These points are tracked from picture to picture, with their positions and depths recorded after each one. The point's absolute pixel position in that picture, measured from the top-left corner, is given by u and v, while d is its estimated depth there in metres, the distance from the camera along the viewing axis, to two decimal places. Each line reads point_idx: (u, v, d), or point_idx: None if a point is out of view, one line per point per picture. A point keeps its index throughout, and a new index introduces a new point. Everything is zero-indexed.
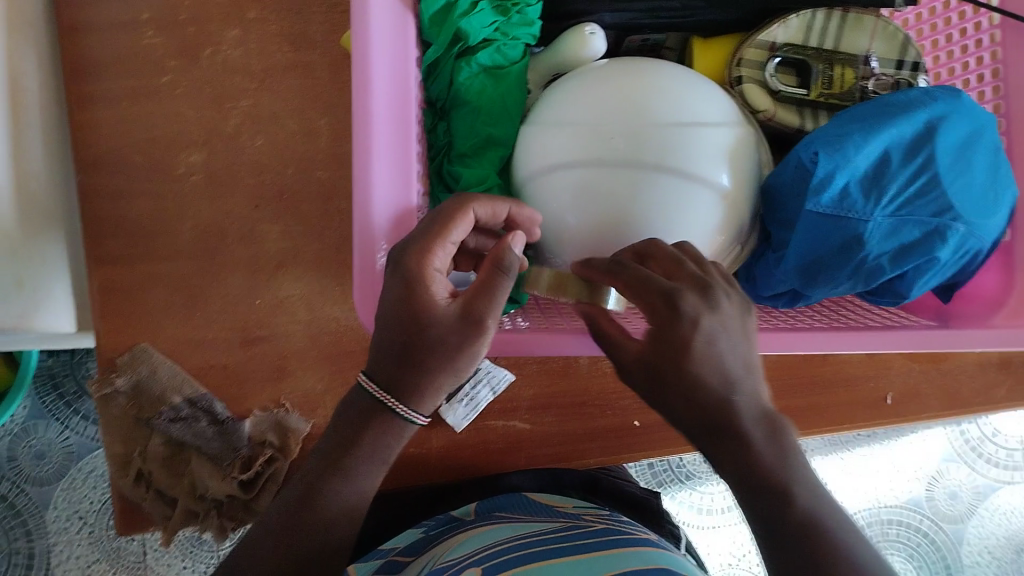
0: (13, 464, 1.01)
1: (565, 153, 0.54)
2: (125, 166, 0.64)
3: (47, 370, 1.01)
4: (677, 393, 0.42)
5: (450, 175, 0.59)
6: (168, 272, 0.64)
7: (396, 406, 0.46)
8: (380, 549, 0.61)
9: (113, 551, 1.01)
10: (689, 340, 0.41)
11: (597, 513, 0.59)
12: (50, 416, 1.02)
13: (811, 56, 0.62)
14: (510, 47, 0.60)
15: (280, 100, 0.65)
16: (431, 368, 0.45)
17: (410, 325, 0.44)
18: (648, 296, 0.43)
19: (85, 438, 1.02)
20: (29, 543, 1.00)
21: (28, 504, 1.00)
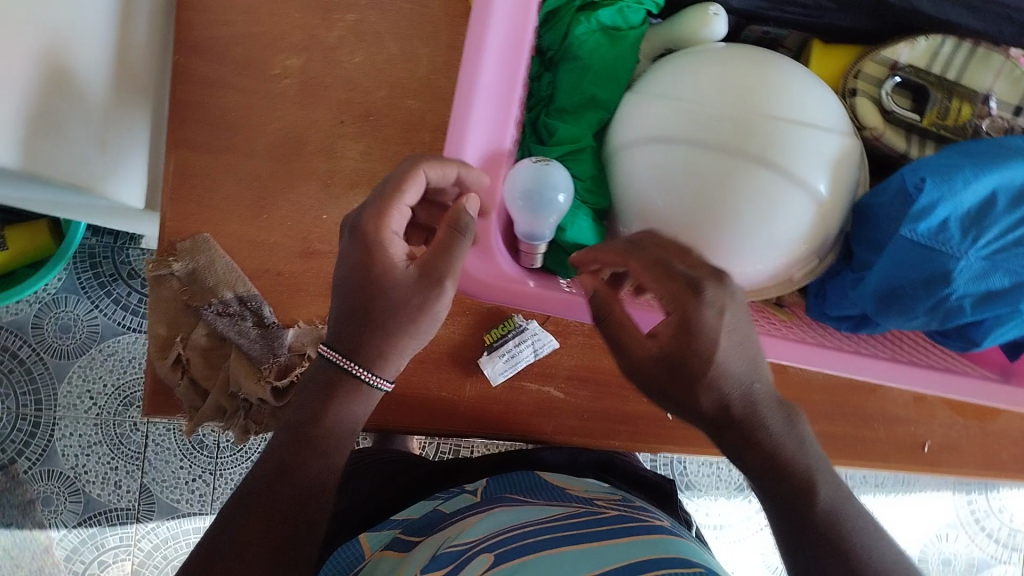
0: (37, 332, 1.02)
1: (667, 128, 0.53)
2: (222, 55, 0.63)
3: (88, 249, 1.02)
4: (703, 388, 0.42)
5: (544, 128, 0.58)
6: (242, 169, 0.63)
7: (356, 371, 0.43)
8: (395, 520, 0.60)
9: (115, 437, 1.02)
10: (716, 330, 0.41)
11: (610, 498, 0.57)
12: (82, 293, 1.02)
13: (931, 83, 0.60)
14: (633, 12, 0.58)
15: (386, 22, 0.64)
16: (393, 330, 0.42)
17: (368, 291, 0.42)
18: (673, 285, 0.42)
19: (112, 322, 1.03)
20: (36, 411, 1.01)
21: (43, 372, 1.02)
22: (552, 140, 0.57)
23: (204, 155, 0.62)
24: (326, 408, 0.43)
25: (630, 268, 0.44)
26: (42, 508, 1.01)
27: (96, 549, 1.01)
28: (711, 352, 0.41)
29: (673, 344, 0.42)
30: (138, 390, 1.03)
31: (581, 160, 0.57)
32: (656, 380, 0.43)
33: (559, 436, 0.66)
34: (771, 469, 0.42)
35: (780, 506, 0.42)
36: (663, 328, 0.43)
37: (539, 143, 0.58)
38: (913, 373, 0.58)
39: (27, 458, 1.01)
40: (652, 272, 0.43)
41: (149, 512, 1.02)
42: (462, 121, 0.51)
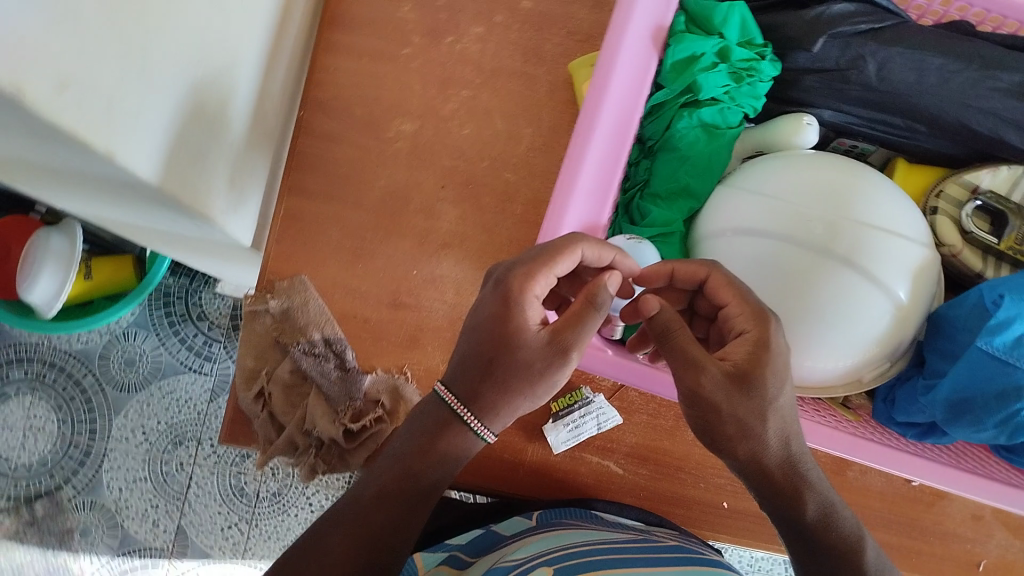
0: (104, 363, 1.05)
1: (758, 222, 0.56)
2: (344, 115, 0.69)
3: (165, 288, 1.06)
4: (772, 416, 0.44)
5: (637, 210, 0.62)
6: (346, 218, 0.67)
7: (472, 423, 0.44)
8: (445, 543, 0.60)
9: (160, 475, 1.05)
10: (784, 352, 0.45)
11: (667, 532, 0.59)
12: (152, 330, 1.06)
13: (1011, 209, 0.62)
14: (732, 113, 0.62)
15: (497, 101, 0.70)
16: (512, 389, 0.44)
17: (498, 344, 0.44)
18: (751, 304, 0.46)
19: (175, 360, 1.06)
20: (89, 440, 1.04)
21: (103, 404, 1.05)
22: (644, 222, 0.61)
23: (314, 203, 0.67)
24: (434, 440, 0.44)
25: (710, 279, 0.49)
26: (79, 538, 1.02)
27: None
28: (783, 374, 0.44)
29: (746, 358, 0.44)
30: (190, 432, 1.05)
31: (670, 243, 0.60)
32: (722, 394, 0.43)
33: None
34: (822, 519, 0.46)
35: (818, 554, 0.46)
36: (731, 351, 0.45)
37: (630, 223, 0.62)
38: (950, 476, 0.58)
39: (72, 487, 1.03)
40: (731, 290, 0.48)
41: (182, 554, 1.03)
42: (565, 199, 0.54)
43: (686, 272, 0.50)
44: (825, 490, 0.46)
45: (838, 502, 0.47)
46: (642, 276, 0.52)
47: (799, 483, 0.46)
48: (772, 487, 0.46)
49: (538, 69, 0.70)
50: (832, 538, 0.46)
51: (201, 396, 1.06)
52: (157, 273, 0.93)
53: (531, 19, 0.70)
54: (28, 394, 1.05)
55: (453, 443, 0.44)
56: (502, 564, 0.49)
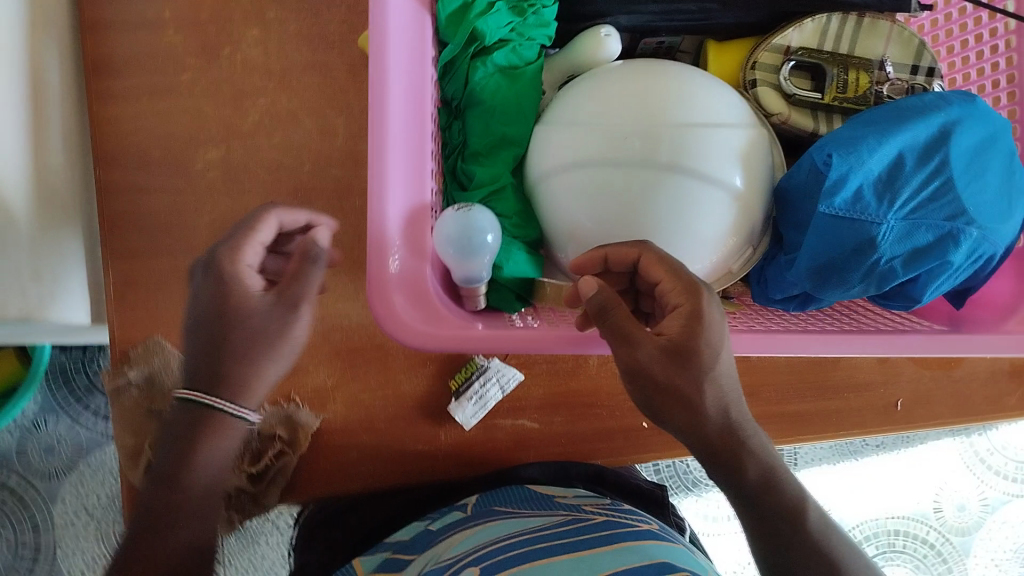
0: (23, 457, 1.02)
1: (579, 152, 0.55)
2: (144, 162, 0.64)
3: (60, 365, 1.03)
4: (709, 387, 0.46)
5: (464, 174, 0.59)
6: (183, 266, 0.64)
7: (223, 407, 0.45)
8: (385, 542, 0.61)
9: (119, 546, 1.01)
10: (720, 321, 0.46)
11: (597, 502, 0.61)
12: (60, 411, 1.02)
13: (825, 59, 0.61)
14: (526, 48, 0.60)
15: (297, 99, 0.66)
16: (254, 357, 0.45)
17: (224, 323, 0.45)
18: (685, 278, 0.47)
19: (94, 433, 1.02)
20: (35, 536, 1.00)
21: (36, 497, 1.01)
22: (472, 185, 0.59)
23: (144, 259, 0.64)
24: (189, 455, 0.44)
25: (642, 257, 0.48)
26: None
27: None
28: (718, 343, 0.46)
29: (680, 332, 0.46)
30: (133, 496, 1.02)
31: (504, 198, 0.58)
32: (659, 368, 0.45)
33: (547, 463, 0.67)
34: (763, 484, 0.48)
35: (764, 516, 0.48)
36: (667, 325, 0.46)
37: (461, 189, 0.59)
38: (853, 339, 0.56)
39: None
40: (664, 265, 0.47)
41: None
42: (379, 188, 0.51)
43: (620, 255, 0.49)
44: (763, 454, 0.48)
45: (783, 466, 0.49)
46: (578, 263, 0.51)
47: (739, 449, 0.48)
48: (711, 452, 0.48)
49: (330, 54, 0.67)
50: (775, 501, 0.48)
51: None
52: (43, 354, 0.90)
53: (304, 3, 0.66)
54: None
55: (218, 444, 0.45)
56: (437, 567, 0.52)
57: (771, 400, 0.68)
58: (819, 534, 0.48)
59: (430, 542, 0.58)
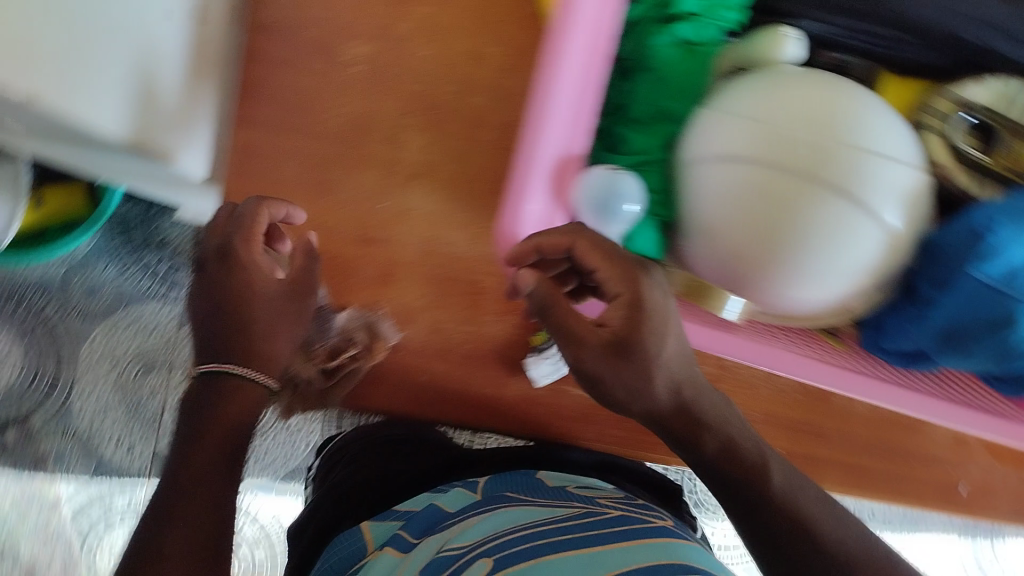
0: (65, 291, 1.05)
1: (741, 147, 0.53)
2: (294, 39, 0.63)
3: (120, 214, 1.04)
4: (657, 374, 0.51)
5: (615, 137, 0.58)
6: (306, 151, 0.64)
7: (240, 371, 0.55)
8: (397, 509, 0.69)
9: (131, 402, 1.07)
10: (660, 305, 0.51)
11: (611, 497, 0.65)
12: (110, 256, 1.04)
13: (1001, 123, 0.58)
14: (712, 27, 0.58)
15: (460, 17, 0.64)
16: (270, 335, 0.57)
17: (238, 301, 0.56)
18: (618, 265, 0.51)
19: (136, 289, 1.05)
20: (56, 368, 1.05)
21: (65, 332, 1.05)
22: (624, 149, 0.58)
23: (272, 134, 0.64)
24: (218, 407, 0.54)
25: (577, 245, 0.50)
26: (53, 462, 1.06)
27: (104, 507, 1.08)
28: (660, 329, 0.50)
29: (623, 324, 0.50)
30: (156, 358, 1.06)
31: (651, 172, 0.57)
32: (604, 362, 0.50)
33: (600, 440, 0.69)
34: (722, 455, 0.52)
35: (728, 490, 0.51)
36: (613, 317, 0.51)
37: (609, 151, 0.58)
38: (880, 389, 0.60)
39: (42, 412, 1.05)
40: (599, 254, 0.50)
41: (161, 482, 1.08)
42: (536, 134, 0.50)
43: (552, 244, 0.50)
44: (720, 428, 0.52)
45: (749, 438, 0.54)
46: (518, 257, 0.52)
47: (695, 424, 0.53)
48: (670, 431, 0.53)
49: None
50: (748, 471, 0.51)
51: (169, 325, 1.06)
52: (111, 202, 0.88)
53: None
54: None
55: (238, 401, 0.55)
56: (444, 555, 0.56)
57: (835, 445, 0.69)
58: (793, 526, 0.49)
59: (438, 524, 0.63)
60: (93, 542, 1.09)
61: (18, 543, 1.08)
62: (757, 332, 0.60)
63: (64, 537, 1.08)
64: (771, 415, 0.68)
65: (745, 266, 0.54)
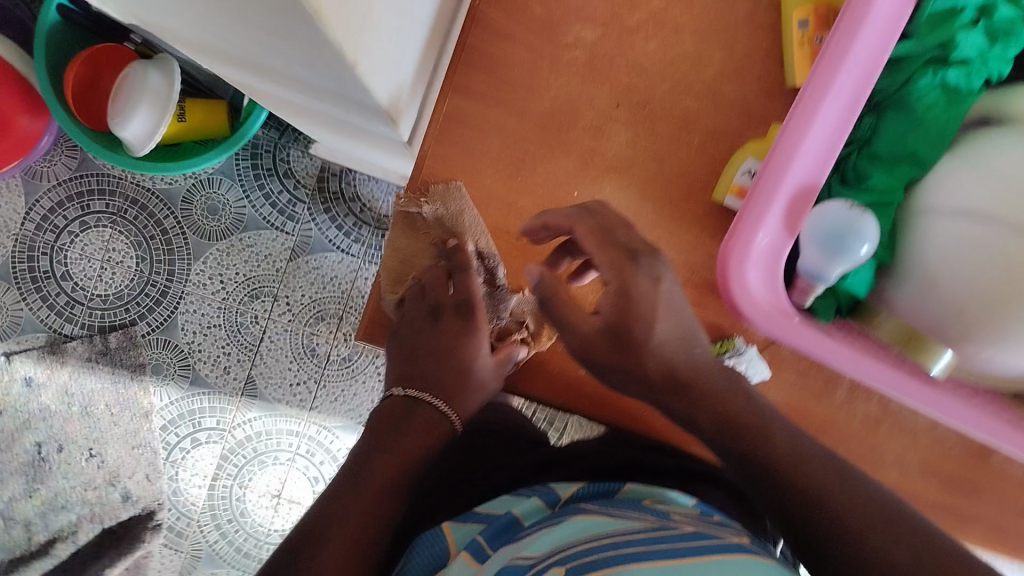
0: (187, 207, 1.09)
1: (982, 203, 0.50)
2: (522, 13, 0.64)
3: (254, 141, 1.09)
4: (648, 357, 0.52)
5: (852, 171, 0.56)
6: (510, 125, 0.63)
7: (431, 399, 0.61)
8: (475, 513, 0.61)
9: (236, 325, 1.10)
10: (650, 293, 0.53)
11: (689, 513, 0.58)
12: (235, 179, 1.10)
13: None
14: (980, 78, 0.55)
15: (690, 18, 0.64)
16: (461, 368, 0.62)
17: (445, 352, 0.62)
18: (613, 253, 0.54)
19: (257, 215, 1.10)
20: (166, 282, 1.09)
21: (182, 247, 1.09)
22: (860, 185, 0.55)
23: (479, 104, 0.63)
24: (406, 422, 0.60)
25: (575, 229, 0.56)
26: (150, 373, 1.09)
27: (191, 425, 1.09)
28: (649, 315, 0.52)
29: (613, 310, 0.53)
30: (267, 287, 1.10)
31: (884, 214, 0.55)
32: (602, 346, 0.54)
33: None
34: (721, 428, 0.51)
35: (752, 476, 0.50)
36: (603, 305, 0.54)
37: (842, 184, 0.56)
38: (1003, 428, 0.55)
39: (147, 323, 1.08)
40: (594, 240, 0.55)
41: (250, 403, 1.10)
42: (796, 134, 0.51)
43: (556, 223, 0.57)
44: (725, 398, 0.52)
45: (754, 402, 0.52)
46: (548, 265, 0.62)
47: (692, 387, 0.52)
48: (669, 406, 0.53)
49: None
50: (740, 444, 0.50)
51: (281, 254, 1.10)
52: (252, 125, 0.92)
53: None
54: (108, 226, 1.08)
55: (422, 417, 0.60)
56: (515, 564, 0.48)
57: (994, 512, 0.66)
58: (807, 509, 0.47)
59: (514, 532, 0.55)
60: (177, 457, 1.09)
61: (105, 448, 1.09)
62: (960, 391, 0.56)
63: (151, 447, 1.09)
64: (931, 469, 0.65)
65: (963, 325, 0.52)
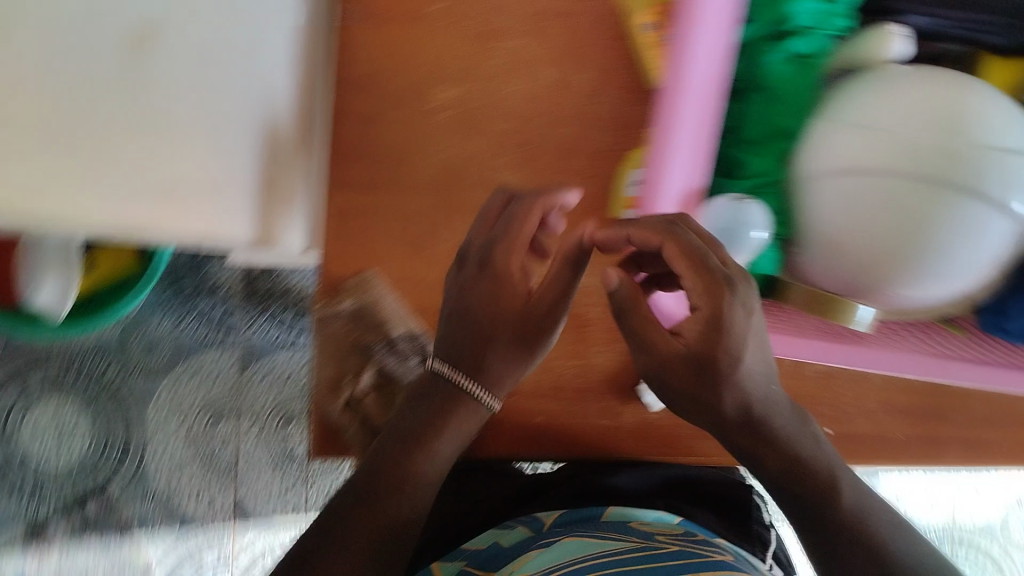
0: (124, 351, 1.07)
1: (864, 160, 0.51)
2: (381, 92, 0.62)
3: (175, 265, 1.08)
4: (728, 392, 0.49)
5: (731, 160, 0.58)
6: (401, 205, 0.62)
7: (473, 389, 0.56)
8: (463, 547, 0.65)
9: (207, 453, 1.08)
10: (740, 325, 0.48)
11: (670, 531, 0.62)
12: (167, 309, 1.08)
13: None
14: (825, 38, 0.57)
15: (545, 46, 0.63)
16: (506, 354, 0.55)
17: (490, 323, 0.55)
18: (705, 278, 0.48)
19: (196, 337, 1.09)
20: (126, 434, 1.06)
21: (131, 394, 1.07)
22: (741, 173, 0.58)
23: (365, 195, 0.62)
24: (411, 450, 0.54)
25: (665, 246, 0.49)
26: (139, 528, 1.06)
27: (195, 564, 1.07)
28: (738, 351, 0.49)
29: (697, 339, 0.49)
30: (226, 404, 1.09)
31: (772, 194, 0.57)
32: (681, 378, 0.50)
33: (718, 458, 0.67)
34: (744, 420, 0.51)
35: (774, 479, 0.53)
36: (688, 330, 0.49)
37: (727, 176, 0.58)
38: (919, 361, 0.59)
39: (119, 481, 1.06)
40: (684, 262, 0.48)
41: (245, 527, 1.09)
42: (670, 128, 0.51)
43: (641, 237, 0.50)
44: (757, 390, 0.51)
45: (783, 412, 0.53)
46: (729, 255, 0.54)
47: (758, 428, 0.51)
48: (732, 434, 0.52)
49: (579, 4, 0.64)
50: (756, 446, 0.52)
51: (231, 368, 1.09)
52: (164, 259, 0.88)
53: None
54: (52, 397, 1.05)
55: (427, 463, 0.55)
56: None
57: (959, 421, 0.68)
58: (850, 526, 0.50)
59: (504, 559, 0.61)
60: None
61: None
62: (882, 334, 0.60)
63: None
64: (894, 402, 0.67)
65: (877, 279, 0.53)
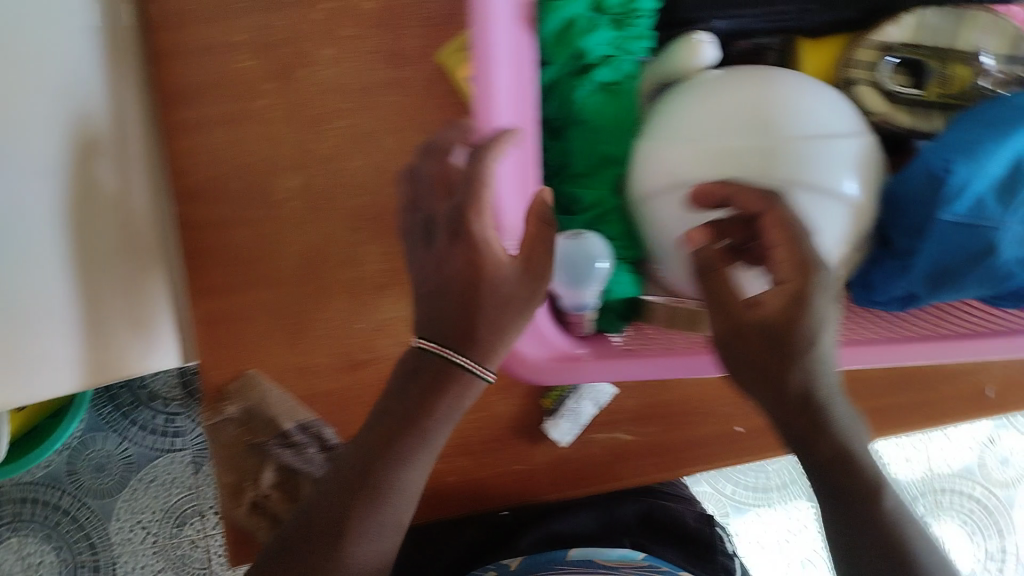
0: (73, 477, 1.04)
1: (687, 172, 0.53)
2: (227, 196, 0.63)
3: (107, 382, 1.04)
4: (801, 372, 0.45)
5: (565, 197, 0.59)
6: (269, 301, 0.63)
7: (463, 362, 0.46)
8: None
9: (178, 559, 1.06)
10: (824, 304, 0.45)
11: (634, 563, 0.62)
12: (108, 428, 1.04)
13: (924, 55, 0.59)
14: (626, 62, 0.59)
15: (376, 116, 0.63)
16: (503, 323, 0.46)
17: (469, 287, 0.45)
18: (792, 250, 0.45)
19: (145, 448, 1.05)
20: (94, 557, 1.03)
21: (90, 516, 1.03)
22: (577, 208, 0.59)
23: (231, 297, 0.63)
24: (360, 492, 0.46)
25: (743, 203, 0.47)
26: None
27: None
28: (819, 327, 0.45)
29: (780, 311, 0.45)
30: (188, 507, 1.06)
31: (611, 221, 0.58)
32: (752, 349, 0.45)
33: (639, 480, 0.67)
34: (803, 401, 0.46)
35: (822, 479, 0.47)
36: (770, 301, 0.45)
37: (566, 212, 0.59)
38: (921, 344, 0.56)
39: None
40: (784, 232, 0.45)
41: None
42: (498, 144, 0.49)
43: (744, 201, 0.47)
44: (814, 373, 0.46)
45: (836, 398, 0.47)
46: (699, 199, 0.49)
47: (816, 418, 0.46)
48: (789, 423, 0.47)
49: (403, 69, 0.63)
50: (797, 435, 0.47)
51: (185, 470, 1.06)
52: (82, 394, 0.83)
53: (380, 18, 0.63)
54: (12, 537, 1.03)
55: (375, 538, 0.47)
56: None
57: (867, 393, 0.68)
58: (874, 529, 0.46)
59: None
60: None
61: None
62: None
63: None
64: None
65: None
